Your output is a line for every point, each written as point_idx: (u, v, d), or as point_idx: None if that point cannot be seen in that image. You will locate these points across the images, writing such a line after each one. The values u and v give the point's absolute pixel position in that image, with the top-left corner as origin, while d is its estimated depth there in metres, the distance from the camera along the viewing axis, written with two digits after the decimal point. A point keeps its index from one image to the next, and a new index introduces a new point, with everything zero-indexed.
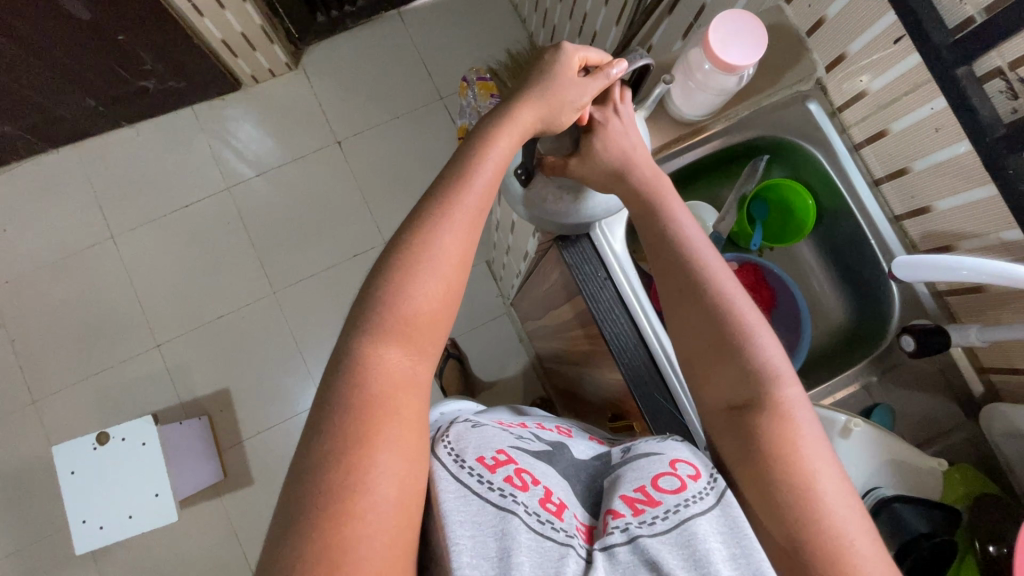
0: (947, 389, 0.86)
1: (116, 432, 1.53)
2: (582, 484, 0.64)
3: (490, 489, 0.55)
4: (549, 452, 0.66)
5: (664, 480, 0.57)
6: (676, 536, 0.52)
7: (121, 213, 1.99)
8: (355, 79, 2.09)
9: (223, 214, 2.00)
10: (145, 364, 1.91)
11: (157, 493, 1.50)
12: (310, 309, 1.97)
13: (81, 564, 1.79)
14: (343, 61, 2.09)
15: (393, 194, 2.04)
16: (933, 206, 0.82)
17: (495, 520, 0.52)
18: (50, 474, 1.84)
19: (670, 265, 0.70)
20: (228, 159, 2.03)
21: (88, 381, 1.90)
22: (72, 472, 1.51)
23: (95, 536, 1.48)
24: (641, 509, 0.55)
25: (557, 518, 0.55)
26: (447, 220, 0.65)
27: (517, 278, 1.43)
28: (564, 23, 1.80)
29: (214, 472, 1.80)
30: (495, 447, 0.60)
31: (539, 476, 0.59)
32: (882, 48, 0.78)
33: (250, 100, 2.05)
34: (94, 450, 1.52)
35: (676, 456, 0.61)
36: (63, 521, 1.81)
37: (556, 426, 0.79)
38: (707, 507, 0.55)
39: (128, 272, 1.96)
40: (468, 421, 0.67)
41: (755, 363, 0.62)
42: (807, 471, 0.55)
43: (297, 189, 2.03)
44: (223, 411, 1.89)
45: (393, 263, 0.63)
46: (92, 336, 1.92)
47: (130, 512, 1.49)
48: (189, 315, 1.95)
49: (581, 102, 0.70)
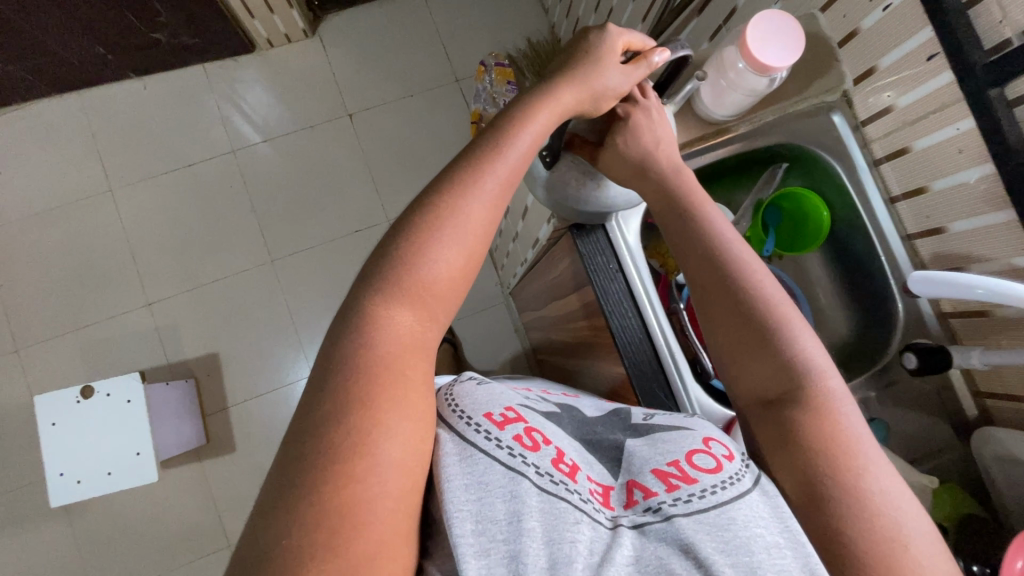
0: (940, 409, 0.88)
1: (102, 387, 1.50)
2: (585, 441, 0.63)
3: (499, 447, 0.55)
4: (556, 417, 0.66)
5: (700, 458, 0.57)
6: (718, 518, 0.51)
7: (122, 166, 1.95)
8: (372, 53, 2.06)
9: (227, 177, 1.97)
10: (135, 322, 1.89)
11: (139, 452, 1.48)
12: (307, 281, 1.95)
13: (56, 516, 1.77)
14: (361, 34, 2.06)
15: (401, 173, 2.03)
16: (947, 227, 0.82)
17: (505, 481, 0.52)
18: (28, 425, 1.81)
19: (701, 260, 0.69)
20: (236, 122, 2.00)
21: (74, 334, 1.87)
22: (53, 424, 1.48)
23: (73, 490, 1.46)
24: (676, 485, 0.54)
25: (568, 478, 0.54)
26: (475, 189, 0.64)
27: (521, 267, 1.43)
28: (588, 16, 1.78)
29: (197, 436, 1.79)
30: (503, 405, 0.60)
31: (549, 437, 0.59)
32: (913, 64, 0.77)
33: (263, 64, 2.01)
34: (77, 404, 1.49)
35: (709, 436, 0.61)
36: (39, 473, 1.79)
37: (558, 395, 0.80)
38: (744, 491, 0.54)
39: (124, 227, 1.93)
40: (476, 380, 0.67)
41: (793, 360, 0.63)
42: (854, 466, 0.56)
43: (303, 159, 2.00)
44: (210, 376, 1.87)
45: (415, 226, 0.62)
46: (82, 288, 1.89)
47: (110, 468, 1.47)
48: (183, 277, 1.92)
49: (622, 90, 0.69)
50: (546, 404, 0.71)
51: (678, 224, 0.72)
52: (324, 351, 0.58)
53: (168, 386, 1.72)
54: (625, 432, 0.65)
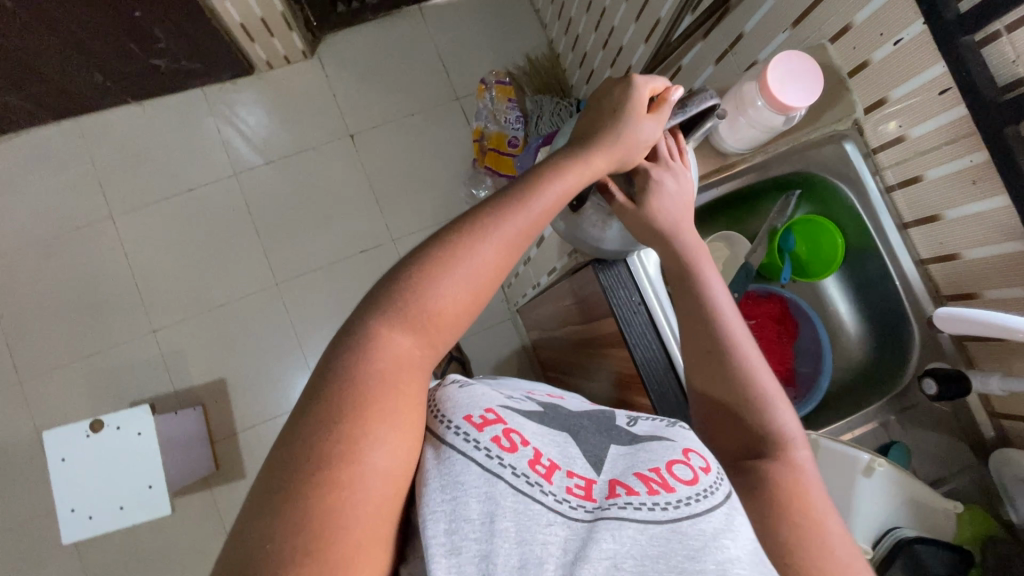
0: (958, 430, 0.89)
1: (112, 420, 1.49)
2: (572, 433, 0.60)
3: (476, 448, 0.53)
4: (539, 412, 0.63)
5: (677, 468, 0.55)
6: (689, 526, 0.50)
7: (122, 192, 1.93)
8: (372, 72, 2.06)
9: (229, 200, 1.96)
10: (139, 349, 1.87)
11: (151, 485, 1.47)
12: (312, 303, 1.94)
13: (64, 549, 1.75)
14: (360, 54, 2.06)
15: (403, 192, 2.03)
16: (962, 254, 0.84)
17: (480, 487, 0.50)
18: (33, 457, 1.79)
19: (694, 320, 0.75)
20: (237, 145, 1.99)
21: (78, 363, 1.85)
22: (63, 459, 1.47)
23: (84, 525, 1.44)
24: (655, 490, 0.53)
25: (545, 478, 0.52)
26: (491, 231, 0.63)
27: (532, 289, 1.44)
28: (588, 34, 1.79)
29: (208, 462, 1.78)
30: (481, 405, 0.58)
31: (528, 435, 0.56)
32: (927, 97, 0.78)
33: (263, 85, 2.01)
34: (87, 438, 1.48)
35: (688, 445, 0.59)
36: (45, 506, 1.77)
37: (547, 393, 0.77)
38: (717, 504, 0.53)
39: (126, 254, 1.91)
40: (456, 381, 0.65)
41: (770, 427, 0.69)
42: (817, 527, 0.61)
43: (305, 180, 1.99)
44: (218, 402, 1.86)
45: (426, 258, 0.61)
46: (84, 316, 1.87)
47: (122, 503, 1.45)
48: (187, 302, 1.90)
49: (653, 139, 0.72)
50: (532, 401, 0.68)
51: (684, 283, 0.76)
52: (322, 361, 0.56)
53: (177, 415, 1.71)
54: (611, 435, 0.62)
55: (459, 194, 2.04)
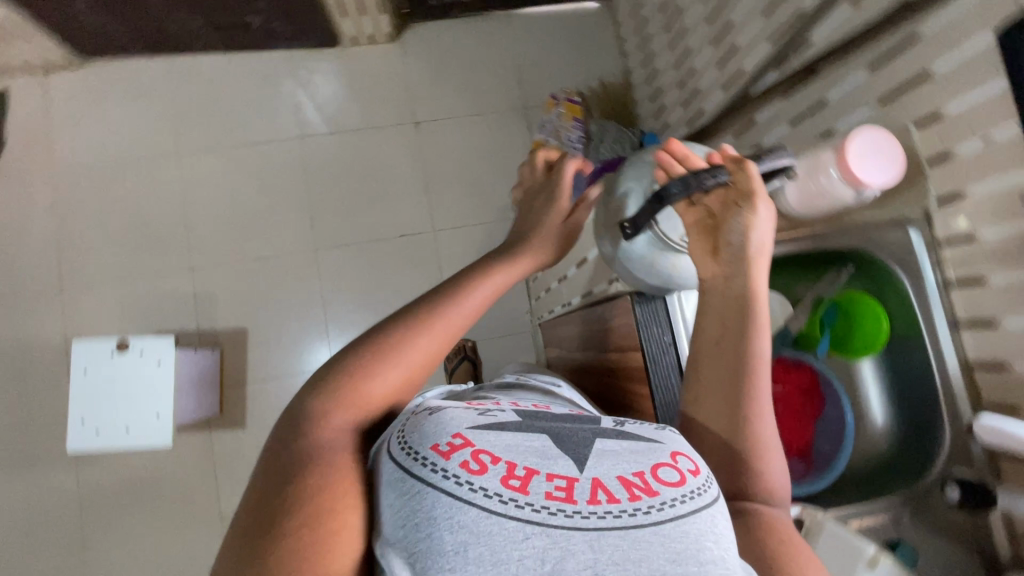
0: (972, 547, 0.84)
1: (137, 344, 1.55)
2: (550, 438, 0.52)
3: (444, 478, 0.47)
4: (514, 420, 0.56)
5: (662, 469, 0.50)
6: (672, 530, 0.46)
7: (193, 133, 2.02)
8: (449, 67, 2.11)
9: (288, 161, 2.03)
10: (174, 283, 1.94)
11: (159, 414, 1.53)
12: (344, 275, 1.98)
13: (63, 455, 1.82)
14: (441, 47, 2.11)
15: (453, 187, 2.06)
16: (1010, 365, 0.79)
17: (453, 515, 0.45)
18: (56, 363, 1.87)
19: (715, 356, 0.72)
20: (307, 111, 2.06)
21: (116, 284, 1.93)
22: (85, 370, 1.53)
23: (90, 438, 1.51)
24: (638, 496, 0.47)
25: (522, 493, 0.47)
26: (425, 325, 0.69)
27: (562, 308, 1.45)
28: (666, 70, 1.80)
29: (212, 407, 1.82)
30: (451, 427, 0.51)
31: (499, 450, 0.50)
32: (1007, 200, 0.76)
33: (344, 59, 2.08)
34: (111, 356, 1.54)
35: (675, 447, 0.54)
36: (57, 410, 1.84)
37: (526, 403, 0.68)
38: (701, 505, 0.48)
39: (184, 191, 1.99)
40: (425, 401, 0.59)
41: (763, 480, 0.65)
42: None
43: (363, 157, 2.05)
44: (235, 350, 1.91)
45: (361, 351, 0.66)
46: (132, 241, 1.96)
47: (129, 425, 1.51)
48: (228, 248, 1.97)
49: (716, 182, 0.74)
50: (509, 408, 0.61)
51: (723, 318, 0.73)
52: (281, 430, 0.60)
53: (195, 354, 1.77)
54: (594, 429, 0.55)
55: (505, 201, 2.06)
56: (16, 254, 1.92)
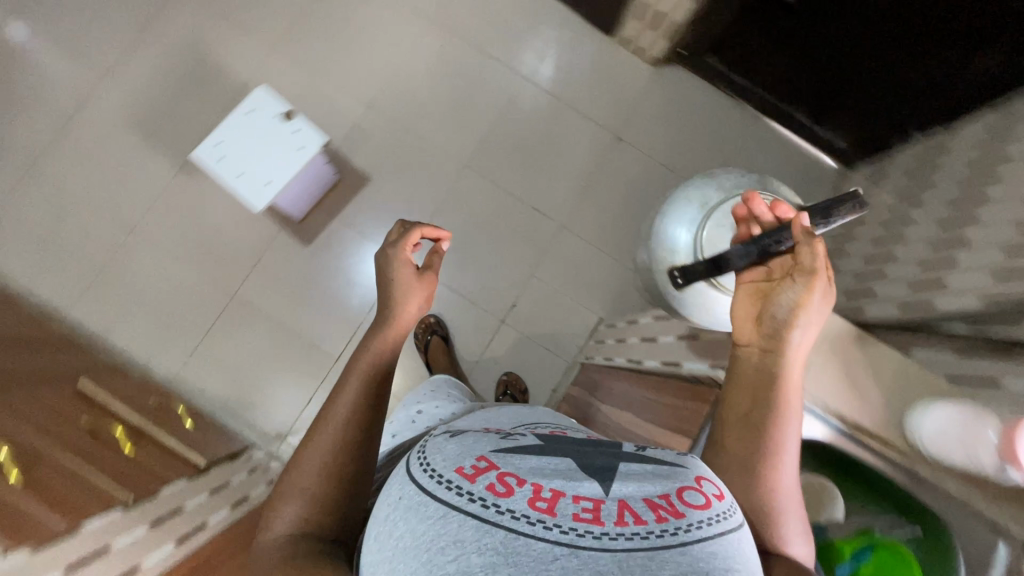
0: None
1: (299, 124, 1.70)
2: (571, 460, 0.62)
3: (471, 500, 0.55)
4: (533, 444, 0.66)
5: (687, 495, 0.59)
6: (699, 550, 0.53)
7: (457, 13, 2.15)
8: (685, 117, 2.17)
9: (506, 90, 2.14)
10: (349, 104, 2.10)
11: (269, 182, 1.65)
12: (473, 203, 2.07)
13: (176, 159, 2.02)
14: (689, 92, 2.17)
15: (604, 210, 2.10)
16: None
17: (479, 534, 0.52)
18: (228, 92, 2.06)
19: (745, 428, 0.81)
20: (546, 62, 2.16)
21: (306, 78, 2.11)
22: (250, 111, 1.68)
23: (211, 156, 1.63)
24: (664, 518, 0.54)
25: (549, 514, 0.53)
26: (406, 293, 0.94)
27: (624, 360, 1.46)
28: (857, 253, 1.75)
29: (296, 211, 1.96)
30: (472, 454, 0.61)
31: (523, 472, 0.59)
32: None
33: (604, 46, 2.17)
34: (276, 117, 1.69)
35: (699, 476, 0.64)
36: (196, 121, 2.04)
37: (546, 431, 0.75)
38: (724, 530, 0.57)
39: (412, 47, 2.14)
40: (447, 437, 0.68)
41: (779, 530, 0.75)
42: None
43: (562, 131, 2.14)
44: (349, 189, 2.04)
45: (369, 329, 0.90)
46: (343, 54, 2.12)
47: (240, 171, 1.64)
48: (407, 113, 2.11)
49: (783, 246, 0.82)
50: (531, 436, 0.70)
51: (755, 392, 0.82)
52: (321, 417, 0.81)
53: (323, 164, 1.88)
54: (609, 456, 0.64)
55: (630, 251, 2.07)
56: (258, 2, 2.14)
